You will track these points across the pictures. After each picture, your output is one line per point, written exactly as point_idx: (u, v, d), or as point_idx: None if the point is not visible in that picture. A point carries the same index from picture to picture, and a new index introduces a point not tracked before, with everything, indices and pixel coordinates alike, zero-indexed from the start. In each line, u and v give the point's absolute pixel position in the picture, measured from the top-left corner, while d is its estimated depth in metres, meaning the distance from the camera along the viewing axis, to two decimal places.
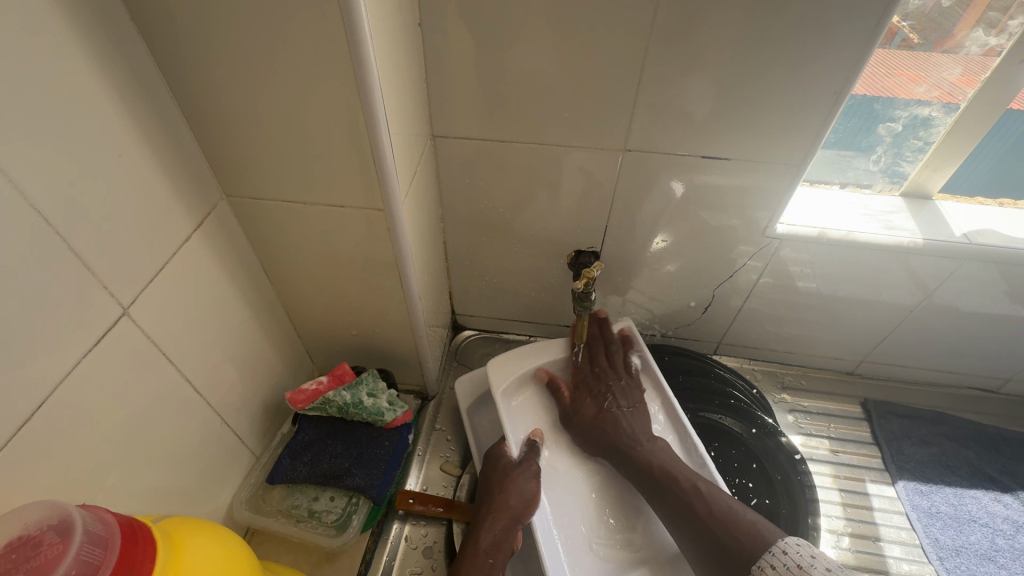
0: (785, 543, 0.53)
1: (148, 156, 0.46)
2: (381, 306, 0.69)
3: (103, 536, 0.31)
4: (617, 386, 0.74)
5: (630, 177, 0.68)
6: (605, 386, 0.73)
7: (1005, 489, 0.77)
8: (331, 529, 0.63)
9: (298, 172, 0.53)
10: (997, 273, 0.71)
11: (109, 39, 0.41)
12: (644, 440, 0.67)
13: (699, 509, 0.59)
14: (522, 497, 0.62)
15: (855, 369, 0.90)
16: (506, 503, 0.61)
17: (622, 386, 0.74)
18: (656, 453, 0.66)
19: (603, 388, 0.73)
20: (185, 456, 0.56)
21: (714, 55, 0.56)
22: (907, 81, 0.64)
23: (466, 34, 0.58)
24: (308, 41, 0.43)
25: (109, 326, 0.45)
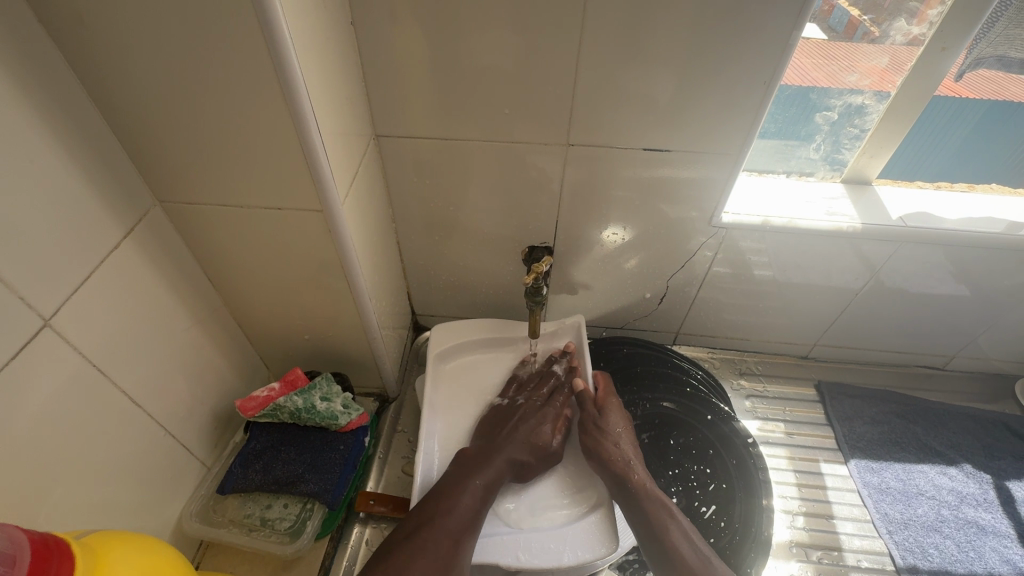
0: None
1: (68, 162, 0.45)
2: (331, 308, 0.68)
3: (9, 555, 0.31)
4: (626, 434, 0.71)
5: (576, 171, 0.69)
6: (617, 434, 0.71)
7: (950, 462, 0.80)
8: (285, 536, 0.62)
9: (231, 175, 0.52)
10: (934, 253, 0.73)
11: (14, 41, 0.39)
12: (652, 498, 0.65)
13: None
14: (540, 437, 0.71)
15: (809, 353, 0.92)
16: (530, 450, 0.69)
17: (629, 438, 0.71)
18: (659, 513, 0.64)
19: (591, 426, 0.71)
20: (127, 471, 0.54)
21: (647, 48, 0.57)
22: (837, 71, 0.66)
23: (401, 31, 0.58)
24: (228, 41, 0.42)
25: (32, 339, 0.43)
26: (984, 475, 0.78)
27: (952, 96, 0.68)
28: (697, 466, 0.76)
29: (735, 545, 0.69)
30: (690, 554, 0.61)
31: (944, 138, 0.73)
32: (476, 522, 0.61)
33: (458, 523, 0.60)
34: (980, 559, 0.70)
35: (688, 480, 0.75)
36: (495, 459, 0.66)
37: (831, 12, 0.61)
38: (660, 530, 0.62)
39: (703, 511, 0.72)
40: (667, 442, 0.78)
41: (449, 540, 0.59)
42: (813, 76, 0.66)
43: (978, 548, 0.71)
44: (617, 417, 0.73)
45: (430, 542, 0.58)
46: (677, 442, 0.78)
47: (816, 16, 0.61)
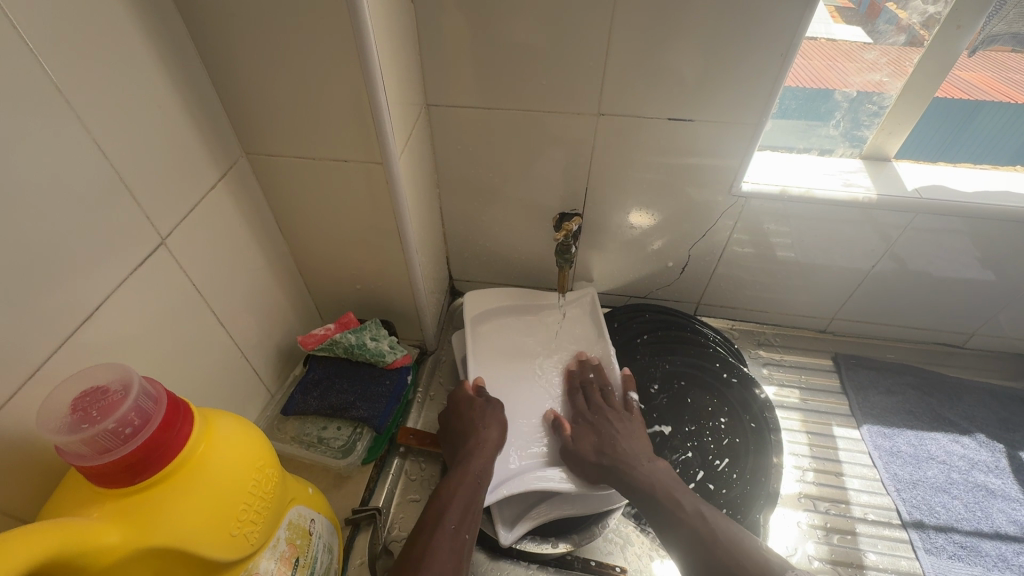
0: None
1: (181, 110, 0.54)
2: (381, 260, 0.76)
3: (155, 394, 0.39)
4: (619, 419, 0.75)
5: (606, 140, 0.75)
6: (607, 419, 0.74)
7: (963, 431, 0.82)
8: (337, 453, 0.71)
9: (306, 130, 0.61)
10: (951, 226, 0.76)
11: (147, 5, 0.49)
12: (646, 467, 0.68)
13: (711, 538, 0.59)
14: (493, 429, 0.71)
15: (827, 327, 0.96)
16: (486, 437, 0.70)
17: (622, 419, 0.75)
18: (664, 482, 0.66)
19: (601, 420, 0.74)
20: (211, 382, 0.63)
21: (676, 25, 0.62)
22: (856, 49, 0.72)
23: (455, 8, 0.65)
24: (313, 9, 0.50)
25: (150, 252, 0.52)
26: (997, 444, 0.81)
27: (1011, 102, 0.74)
28: (713, 423, 0.81)
29: (745, 492, 0.74)
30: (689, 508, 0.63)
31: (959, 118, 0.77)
32: (468, 516, 0.61)
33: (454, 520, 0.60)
34: (986, 519, 0.73)
35: (704, 434, 0.80)
36: (467, 467, 0.66)
37: (879, 14, 0.70)
38: (668, 499, 0.64)
39: (715, 463, 0.77)
40: (685, 400, 0.83)
41: (469, 495, 0.62)
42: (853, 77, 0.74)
43: (985, 508, 0.74)
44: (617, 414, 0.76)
45: (450, 495, 0.62)
46: (694, 400, 0.83)
47: (864, 22, 0.71)
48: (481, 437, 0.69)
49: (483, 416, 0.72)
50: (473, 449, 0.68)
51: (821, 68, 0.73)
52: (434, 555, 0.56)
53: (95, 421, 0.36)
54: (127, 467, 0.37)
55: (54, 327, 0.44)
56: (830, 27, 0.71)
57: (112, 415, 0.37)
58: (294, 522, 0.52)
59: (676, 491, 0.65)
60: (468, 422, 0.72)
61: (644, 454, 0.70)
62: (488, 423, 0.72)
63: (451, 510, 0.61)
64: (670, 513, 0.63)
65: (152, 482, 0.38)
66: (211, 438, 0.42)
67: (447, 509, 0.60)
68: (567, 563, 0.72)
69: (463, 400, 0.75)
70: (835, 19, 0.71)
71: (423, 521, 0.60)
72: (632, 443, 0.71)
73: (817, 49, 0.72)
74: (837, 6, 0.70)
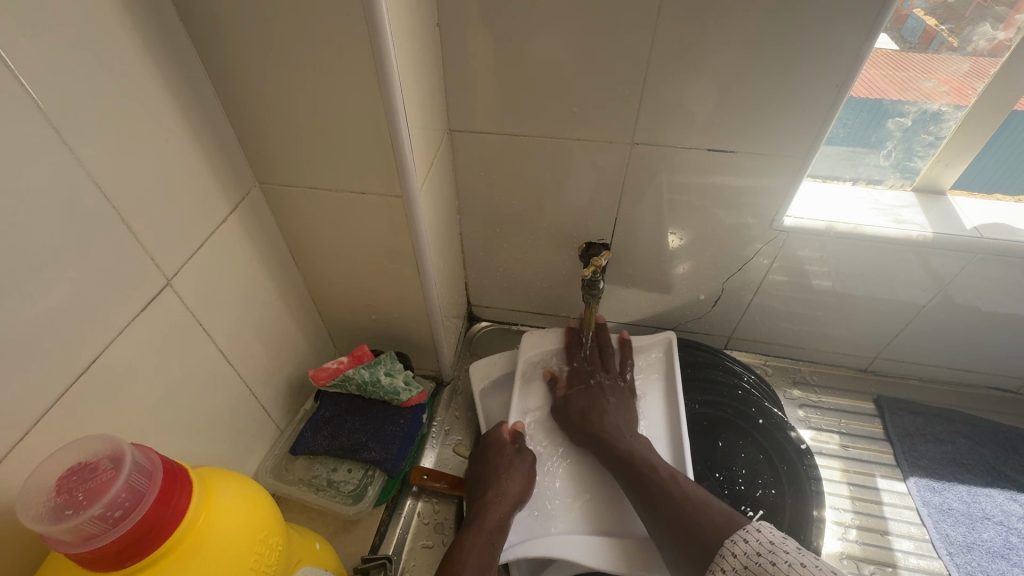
0: (756, 525, 0.53)
1: (192, 143, 0.51)
2: (399, 292, 0.73)
3: (149, 468, 0.36)
4: (609, 387, 0.76)
5: (638, 170, 0.71)
6: (599, 383, 0.77)
7: (1021, 488, 0.76)
8: (347, 497, 0.67)
9: (323, 161, 0.58)
10: (1014, 266, 0.70)
11: (158, 36, 0.46)
12: (629, 436, 0.70)
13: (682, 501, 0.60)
14: (520, 483, 0.67)
15: (869, 366, 0.89)
16: (509, 488, 0.66)
17: (611, 386, 0.77)
18: (640, 451, 0.68)
19: (596, 386, 0.76)
20: (217, 423, 0.60)
21: (718, 53, 0.58)
22: (914, 78, 0.65)
23: (481, 32, 0.61)
24: (333, 38, 0.47)
25: (156, 294, 0.49)
26: None
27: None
28: (747, 472, 0.75)
29: None
30: (661, 474, 0.64)
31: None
32: None
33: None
34: None
35: (738, 484, 0.74)
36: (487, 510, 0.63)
37: (906, 22, 0.61)
38: (643, 466, 0.66)
39: (748, 516, 0.71)
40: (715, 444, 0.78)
41: (483, 556, 0.58)
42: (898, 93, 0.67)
43: None
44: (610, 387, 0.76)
45: (464, 555, 0.58)
46: (725, 444, 0.78)
47: (890, 27, 0.61)
48: (506, 489, 0.65)
49: (510, 467, 0.68)
50: (489, 503, 0.64)
51: (884, 83, 0.66)
52: None
53: (81, 507, 0.32)
54: (119, 552, 0.33)
55: (50, 380, 0.41)
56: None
57: (101, 498, 0.33)
58: None
59: (655, 463, 0.66)
60: (494, 465, 0.68)
61: (624, 425, 0.72)
62: (510, 474, 0.67)
63: (468, 567, 0.57)
64: (651, 482, 0.64)
65: (145, 564, 0.35)
66: (210, 508, 0.39)
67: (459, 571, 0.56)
68: None
69: (494, 451, 0.70)
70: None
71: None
72: (617, 413, 0.74)
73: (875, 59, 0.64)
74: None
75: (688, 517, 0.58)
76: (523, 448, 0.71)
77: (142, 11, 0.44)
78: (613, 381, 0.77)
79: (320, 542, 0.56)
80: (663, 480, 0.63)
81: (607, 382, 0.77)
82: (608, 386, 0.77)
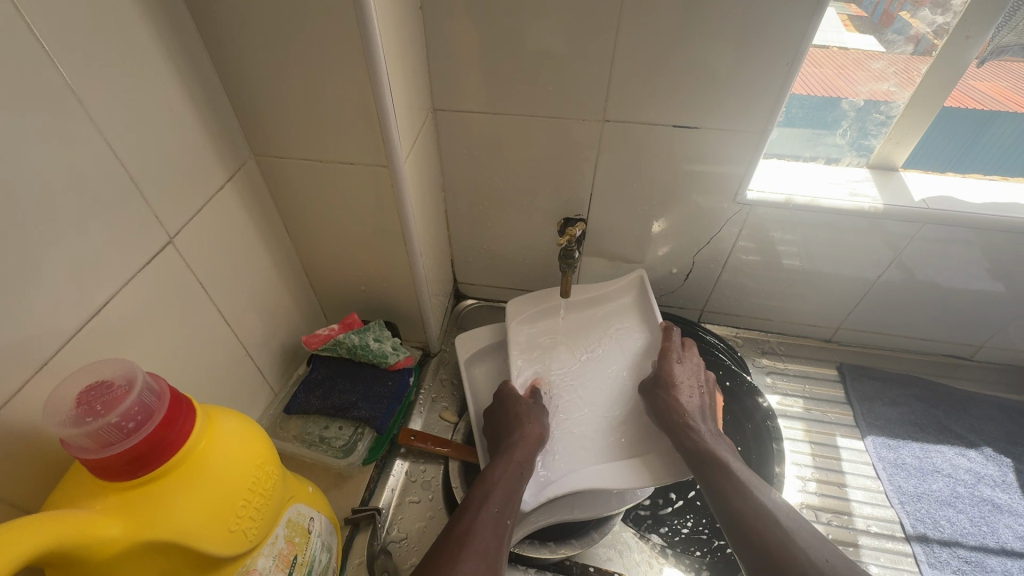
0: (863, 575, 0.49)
1: (191, 112, 0.55)
2: (387, 263, 0.77)
3: (159, 390, 0.40)
4: (694, 374, 0.75)
5: (610, 146, 0.75)
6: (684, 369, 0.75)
7: (970, 445, 0.81)
8: (338, 452, 0.71)
9: (313, 133, 0.62)
10: (959, 235, 0.75)
11: (160, 11, 0.50)
12: (712, 434, 0.68)
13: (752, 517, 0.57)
14: (540, 426, 0.70)
15: (832, 337, 0.95)
16: (529, 430, 0.69)
17: (703, 380, 0.75)
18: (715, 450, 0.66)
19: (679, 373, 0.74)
20: (215, 379, 0.64)
21: (681, 32, 0.63)
22: (864, 58, 0.71)
23: (461, 14, 0.65)
24: (321, 14, 0.51)
25: (158, 251, 0.53)
26: (1004, 458, 0.79)
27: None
28: None
29: None
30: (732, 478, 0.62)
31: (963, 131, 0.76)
32: (507, 514, 0.58)
33: (498, 504, 0.59)
34: (992, 534, 0.71)
35: None
36: (512, 459, 0.65)
37: (892, 23, 0.69)
38: (713, 467, 0.63)
39: None
40: None
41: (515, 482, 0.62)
42: (848, 74, 0.72)
43: (991, 523, 0.72)
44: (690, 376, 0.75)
45: (494, 481, 0.62)
46: None
47: (876, 31, 0.70)
48: (530, 433, 0.69)
49: (528, 413, 0.71)
50: (516, 442, 0.67)
51: (832, 77, 0.73)
52: (479, 532, 0.55)
53: (99, 415, 0.37)
54: (132, 460, 0.37)
55: (64, 321, 0.45)
56: (842, 36, 0.70)
57: (116, 408, 0.37)
58: (293, 520, 0.52)
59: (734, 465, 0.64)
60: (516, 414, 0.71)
61: (707, 420, 0.70)
62: (531, 419, 0.71)
63: (495, 494, 0.60)
64: (722, 484, 0.61)
65: (151, 478, 0.38)
66: (213, 434, 0.42)
67: (491, 491, 0.60)
68: (567, 569, 0.72)
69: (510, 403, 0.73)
70: (847, 27, 0.70)
71: (468, 502, 0.59)
72: (698, 404, 0.72)
73: (828, 57, 0.71)
74: (850, 14, 0.68)
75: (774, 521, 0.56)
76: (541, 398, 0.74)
77: None
78: (695, 370, 0.76)
79: (313, 487, 0.60)
80: (735, 490, 0.60)
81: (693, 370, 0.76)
82: (693, 372, 0.75)
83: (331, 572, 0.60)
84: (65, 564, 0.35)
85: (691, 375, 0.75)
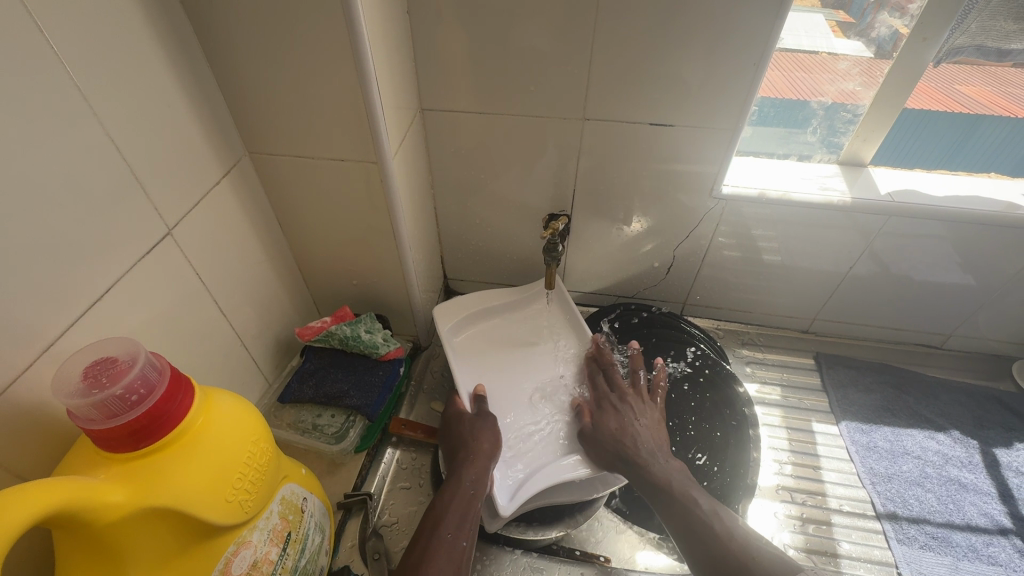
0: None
1: (188, 110, 0.58)
2: (378, 258, 0.80)
3: (161, 366, 0.43)
4: (637, 404, 0.77)
5: (591, 144, 0.79)
6: (627, 405, 0.77)
7: (939, 428, 0.84)
8: (330, 439, 0.74)
9: (306, 132, 0.65)
10: (923, 227, 0.79)
11: (159, 14, 0.52)
12: (663, 461, 0.70)
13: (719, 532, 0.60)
14: (490, 441, 0.71)
15: (809, 327, 0.99)
16: (480, 447, 0.70)
17: (640, 404, 0.77)
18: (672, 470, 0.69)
19: (624, 404, 0.77)
20: (212, 367, 0.67)
21: (655, 35, 0.66)
22: (828, 60, 0.75)
23: (447, 18, 0.68)
24: (312, 16, 0.54)
25: (157, 241, 0.56)
26: (971, 441, 0.83)
27: (1012, 117, 0.77)
28: (699, 420, 0.83)
29: (724, 484, 0.77)
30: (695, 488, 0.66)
31: (934, 135, 0.81)
32: (461, 550, 0.60)
33: (450, 534, 0.61)
34: (958, 511, 0.75)
35: (689, 431, 0.82)
36: (461, 486, 0.65)
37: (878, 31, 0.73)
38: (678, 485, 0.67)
39: (696, 458, 0.79)
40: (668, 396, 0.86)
41: (469, 508, 0.64)
42: (817, 73, 0.76)
43: (957, 501, 0.76)
44: (640, 406, 0.77)
45: (443, 509, 0.63)
46: (678, 395, 0.86)
47: (865, 38, 0.74)
48: (480, 451, 0.69)
49: (476, 429, 0.72)
50: (464, 461, 0.68)
51: (800, 78, 0.77)
52: (432, 562, 0.58)
53: (104, 387, 0.40)
54: (134, 432, 0.39)
55: (72, 304, 0.48)
56: (831, 41, 0.75)
57: (120, 381, 0.40)
58: (288, 498, 0.55)
59: (689, 488, 0.67)
60: (466, 435, 0.72)
61: (657, 440, 0.73)
62: (480, 433, 0.71)
63: (447, 520, 0.62)
64: (681, 505, 0.64)
65: (152, 450, 0.41)
66: (209, 412, 0.45)
67: (442, 521, 0.62)
68: (553, 552, 0.74)
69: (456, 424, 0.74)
70: (835, 33, 0.75)
71: (421, 529, 0.62)
72: (646, 430, 0.74)
73: (802, 61, 0.76)
74: (838, 20, 0.74)
75: (723, 549, 0.58)
76: (481, 411, 0.74)
77: None
78: (641, 401, 0.78)
79: (307, 471, 0.62)
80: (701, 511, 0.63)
81: (640, 403, 0.78)
82: (641, 405, 0.77)
83: (323, 552, 0.62)
84: (73, 527, 0.37)
85: (635, 407, 0.77)
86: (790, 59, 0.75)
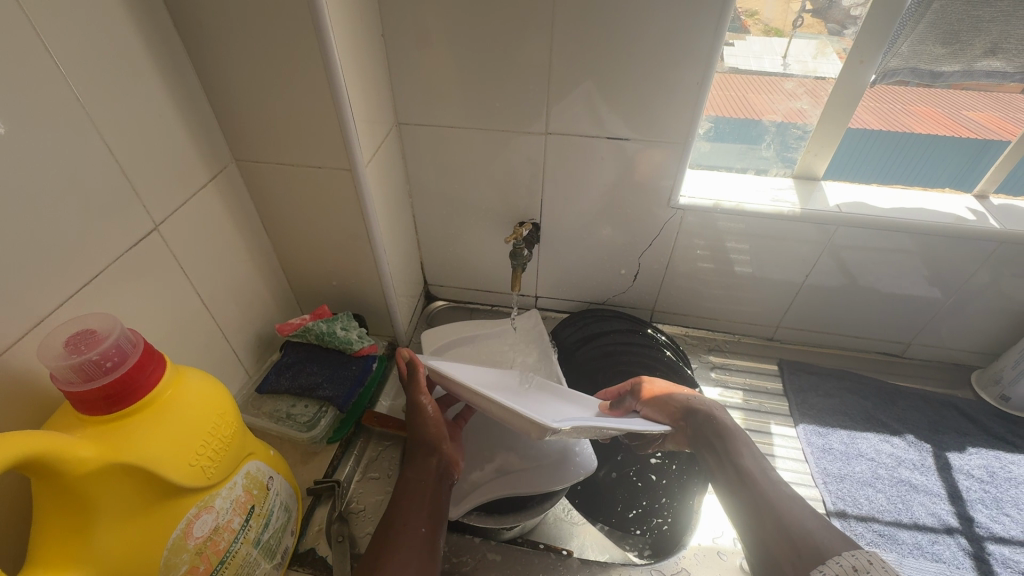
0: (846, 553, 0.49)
1: (178, 119, 0.64)
2: (354, 261, 0.85)
3: (135, 340, 0.48)
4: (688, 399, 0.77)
5: (555, 157, 0.84)
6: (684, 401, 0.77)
7: (894, 432, 0.87)
8: (303, 427, 0.78)
9: (286, 141, 0.71)
10: (871, 236, 0.83)
11: (154, 35, 0.60)
12: (738, 448, 0.68)
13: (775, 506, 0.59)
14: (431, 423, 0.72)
15: (774, 335, 1.02)
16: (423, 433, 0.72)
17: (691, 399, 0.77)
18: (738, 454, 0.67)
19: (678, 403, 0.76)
20: (194, 355, 0.72)
21: (607, 56, 0.72)
22: (775, 81, 0.79)
23: (419, 42, 0.75)
24: (289, 38, 0.61)
25: (144, 235, 0.62)
26: (924, 444, 0.85)
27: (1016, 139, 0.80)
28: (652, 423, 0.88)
29: (680, 481, 0.84)
30: (753, 447, 0.68)
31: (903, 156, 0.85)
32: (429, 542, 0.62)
33: (414, 530, 0.62)
34: (906, 511, 0.77)
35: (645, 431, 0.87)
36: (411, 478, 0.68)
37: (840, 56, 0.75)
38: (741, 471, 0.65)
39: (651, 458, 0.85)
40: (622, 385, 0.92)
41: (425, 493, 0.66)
42: (769, 92, 0.80)
43: (906, 501, 0.78)
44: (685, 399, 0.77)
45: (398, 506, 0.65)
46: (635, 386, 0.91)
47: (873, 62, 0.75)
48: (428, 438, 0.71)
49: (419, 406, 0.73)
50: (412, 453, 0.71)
51: (749, 100, 0.81)
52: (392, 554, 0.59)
53: (83, 353, 0.45)
54: (107, 396, 0.45)
55: (63, 286, 0.53)
56: (836, 65, 0.76)
57: (97, 348, 0.45)
58: (253, 473, 0.59)
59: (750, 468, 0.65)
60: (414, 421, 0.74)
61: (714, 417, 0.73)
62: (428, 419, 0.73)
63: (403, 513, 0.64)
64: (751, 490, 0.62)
65: (123, 414, 0.46)
66: (178, 385, 0.50)
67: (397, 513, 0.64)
68: (517, 543, 0.77)
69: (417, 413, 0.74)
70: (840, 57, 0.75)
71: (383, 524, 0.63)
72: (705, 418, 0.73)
73: (753, 84, 0.80)
74: (844, 48, 0.75)
75: (764, 526, 0.58)
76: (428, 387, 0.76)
77: (142, 14, 0.58)
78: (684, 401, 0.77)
79: (275, 455, 0.66)
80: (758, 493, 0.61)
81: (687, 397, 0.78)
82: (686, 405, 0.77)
83: (289, 531, 0.66)
84: (45, 478, 0.42)
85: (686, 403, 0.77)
86: (754, 81, 0.80)
